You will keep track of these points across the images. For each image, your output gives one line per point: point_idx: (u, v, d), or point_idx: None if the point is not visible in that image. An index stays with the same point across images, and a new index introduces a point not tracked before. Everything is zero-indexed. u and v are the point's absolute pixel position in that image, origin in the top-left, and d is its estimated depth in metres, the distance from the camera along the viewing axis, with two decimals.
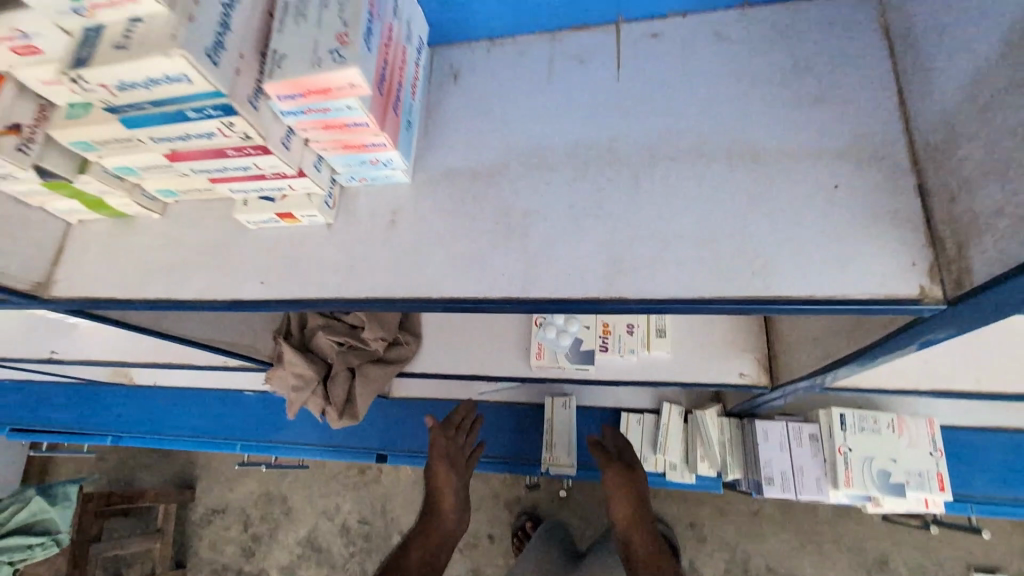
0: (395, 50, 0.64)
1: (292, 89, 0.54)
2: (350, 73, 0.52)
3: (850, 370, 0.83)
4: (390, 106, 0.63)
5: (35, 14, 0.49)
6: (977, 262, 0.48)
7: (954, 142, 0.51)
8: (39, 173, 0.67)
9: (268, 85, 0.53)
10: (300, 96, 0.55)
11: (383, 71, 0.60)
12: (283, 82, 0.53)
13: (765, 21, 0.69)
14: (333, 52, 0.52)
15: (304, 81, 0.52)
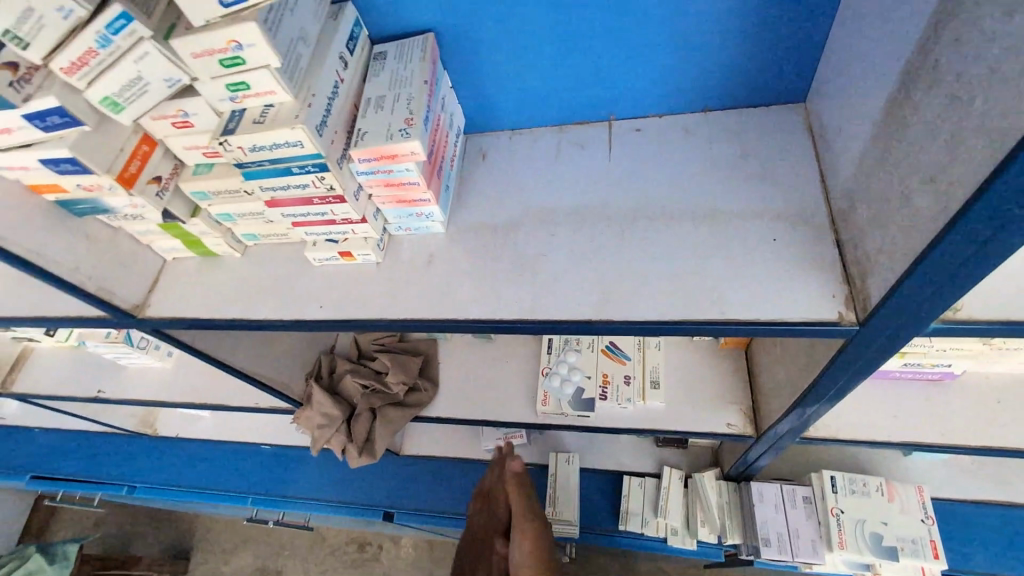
0: (442, 133, 0.86)
1: (369, 155, 0.74)
2: (413, 144, 0.73)
3: (815, 408, 0.95)
4: (435, 172, 0.84)
5: (203, 100, 0.71)
6: (873, 289, 0.64)
7: (852, 204, 0.69)
8: (163, 214, 0.87)
9: (354, 151, 0.74)
10: (374, 159, 0.76)
11: (433, 146, 0.82)
12: (365, 149, 0.73)
13: (722, 121, 0.91)
14: (402, 130, 0.74)
15: (380, 149, 0.73)
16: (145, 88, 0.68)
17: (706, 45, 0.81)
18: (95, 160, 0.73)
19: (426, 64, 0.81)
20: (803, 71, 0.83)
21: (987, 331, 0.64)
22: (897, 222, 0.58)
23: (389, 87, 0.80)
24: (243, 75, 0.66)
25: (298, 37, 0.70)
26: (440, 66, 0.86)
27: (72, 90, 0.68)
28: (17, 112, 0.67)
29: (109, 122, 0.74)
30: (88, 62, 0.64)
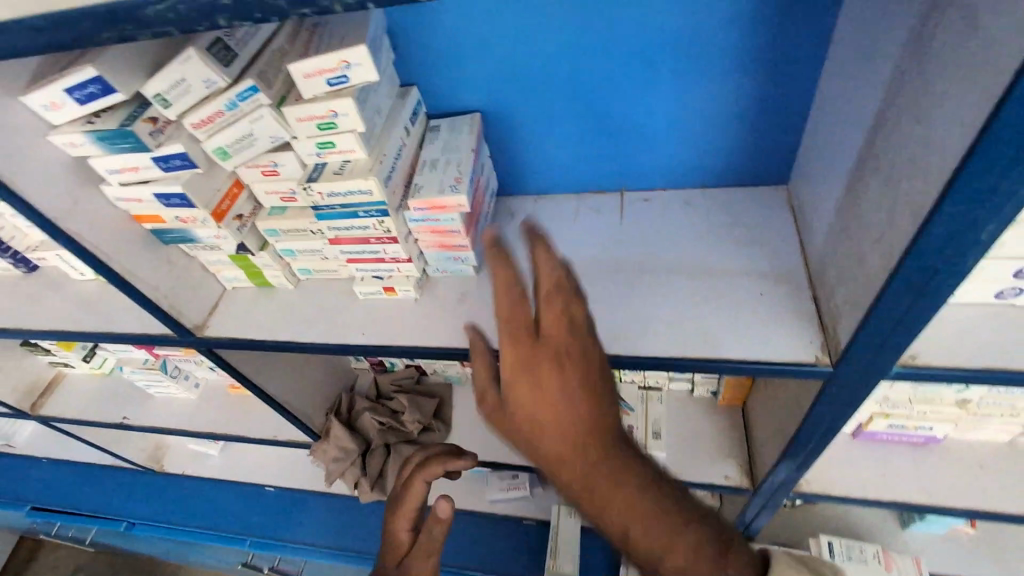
0: (480, 192, 1.02)
1: (424, 205, 0.90)
2: (460, 199, 0.89)
3: (804, 455, 1.04)
4: (473, 223, 1.00)
5: (294, 153, 0.88)
6: (842, 335, 0.76)
7: (824, 265, 0.83)
8: (237, 246, 1.01)
9: (411, 201, 0.90)
10: (427, 209, 0.91)
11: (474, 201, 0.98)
12: (422, 200, 0.89)
13: (718, 196, 1.05)
14: (452, 187, 0.90)
15: (434, 200, 0.89)
16: (252, 142, 0.85)
17: (704, 133, 0.98)
18: (200, 197, 0.89)
19: (473, 138, 0.98)
20: (785, 158, 0.99)
21: (940, 376, 0.75)
22: (857, 277, 0.71)
23: (442, 153, 0.97)
24: (332, 136, 0.83)
25: (376, 110, 0.87)
26: (484, 139, 1.03)
27: (195, 140, 0.85)
28: (149, 155, 0.83)
29: (214, 167, 0.91)
30: (214, 120, 0.81)
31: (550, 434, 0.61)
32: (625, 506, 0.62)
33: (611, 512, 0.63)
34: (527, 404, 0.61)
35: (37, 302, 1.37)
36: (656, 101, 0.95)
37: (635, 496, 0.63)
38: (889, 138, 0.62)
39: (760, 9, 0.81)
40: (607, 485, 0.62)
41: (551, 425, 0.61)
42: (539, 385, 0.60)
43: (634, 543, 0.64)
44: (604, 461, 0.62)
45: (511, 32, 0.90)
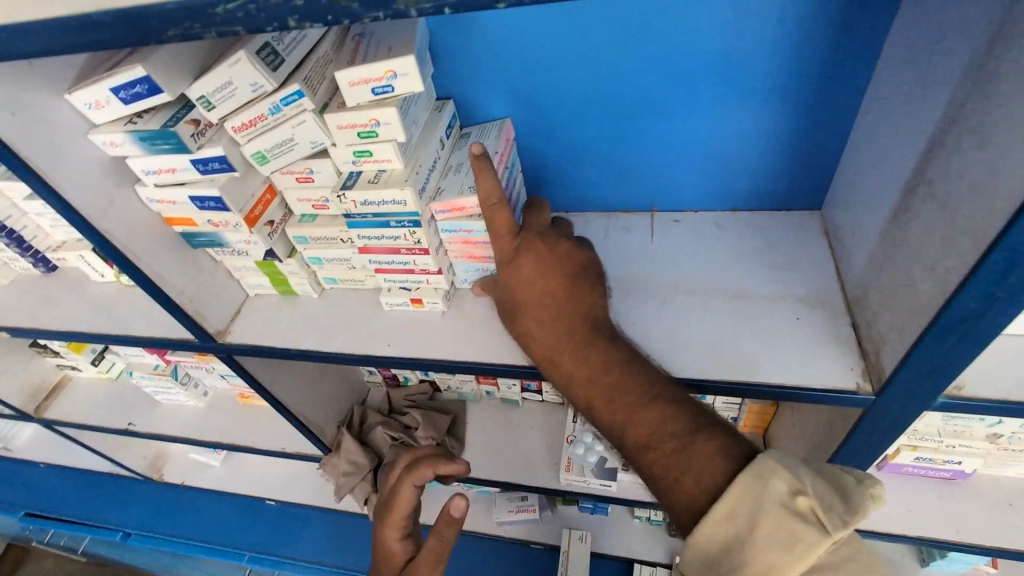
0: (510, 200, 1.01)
1: (445, 207, 0.89)
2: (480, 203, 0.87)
3: None
4: None
5: (330, 161, 0.88)
6: (885, 362, 0.75)
7: (864, 292, 0.82)
8: (265, 252, 1.00)
9: (432, 202, 0.89)
10: (449, 212, 0.90)
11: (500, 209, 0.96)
12: (443, 202, 0.88)
13: (750, 219, 1.05)
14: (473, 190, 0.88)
15: (455, 203, 0.88)
16: (291, 147, 0.84)
17: (738, 155, 0.98)
18: (234, 201, 0.88)
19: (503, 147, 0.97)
20: (820, 184, 0.99)
21: (986, 408, 0.73)
22: (904, 303, 0.70)
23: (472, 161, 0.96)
24: (372, 145, 0.83)
25: (415, 120, 0.87)
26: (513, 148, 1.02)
27: (234, 144, 0.85)
28: (188, 156, 0.83)
29: (249, 172, 0.90)
30: (256, 123, 0.81)
31: (544, 321, 0.85)
32: (612, 394, 0.76)
33: (599, 404, 0.77)
34: (524, 300, 0.87)
35: (54, 303, 1.35)
36: (692, 121, 0.95)
37: (621, 390, 0.76)
38: (944, 164, 0.61)
39: (803, 36, 0.82)
40: (593, 368, 0.79)
41: (542, 317, 0.85)
42: (536, 283, 0.86)
43: (628, 441, 0.72)
44: (588, 341, 0.82)
45: (552, 50, 0.91)
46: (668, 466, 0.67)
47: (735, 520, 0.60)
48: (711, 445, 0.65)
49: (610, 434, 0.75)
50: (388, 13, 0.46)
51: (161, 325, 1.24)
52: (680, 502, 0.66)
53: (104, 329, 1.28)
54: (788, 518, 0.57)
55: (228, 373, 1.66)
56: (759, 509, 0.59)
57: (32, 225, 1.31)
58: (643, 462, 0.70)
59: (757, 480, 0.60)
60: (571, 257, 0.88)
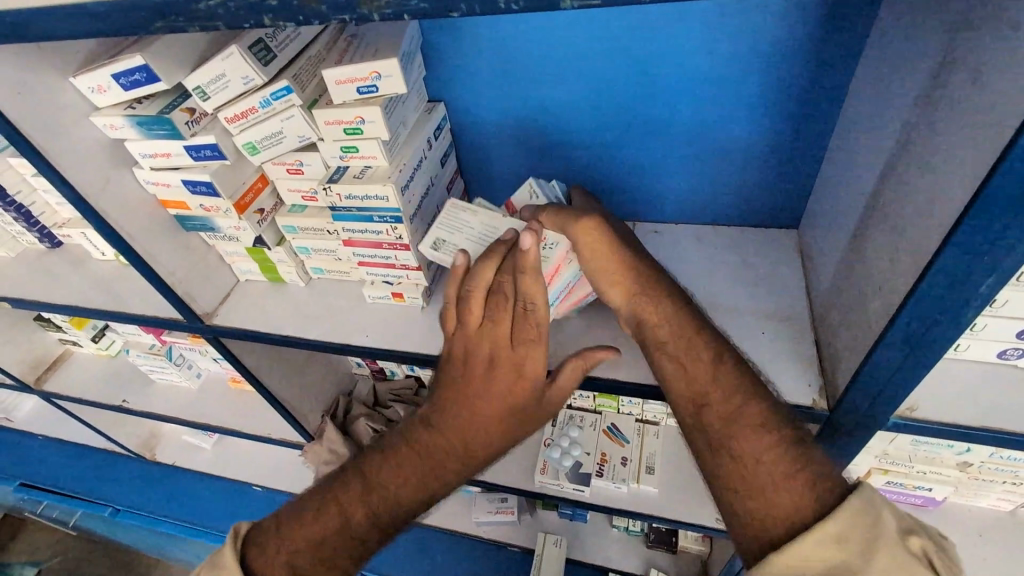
0: None
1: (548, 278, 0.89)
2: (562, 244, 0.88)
3: None
4: None
5: (318, 155, 0.91)
6: (840, 380, 0.77)
7: (826, 310, 0.84)
8: (255, 239, 1.04)
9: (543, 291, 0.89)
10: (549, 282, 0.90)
11: None
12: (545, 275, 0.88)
13: (728, 234, 1.07)
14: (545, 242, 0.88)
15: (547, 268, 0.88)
16: (280, 139, 0.88)
17: (720, 170, 1.00)
18: (225, 188, 0.92)
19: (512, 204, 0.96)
20: (797, 203, 1.01)
21: (937, 431, 0.75)
22: (858, 323, 0.71)
23: (479, 220, 0.91)
24: (357, 141, 0.86)
25: (401, 120, 0.90)
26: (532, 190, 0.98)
27: (227, 134, 0.89)
28: (182, 143, 0.87)
29: (242, 161, 0.94)
30: (247, 115, 0.85)
31: (654, 282, 0.85)
32: (725, 372, 0.75)
33: (727, 363, 0.75)
34: (612, 260, 0.86)
35: (56, 277, 1.40)
36: (675, 137, 0.97)
37: (734, 374, 0.74)
38: (897, 189, 0.63)
39: (782, 59, 0.83)
40: (704, 345, 0.77)
41: (651, 277, 0.85)
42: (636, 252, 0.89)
43: (741, 416, 0.71)
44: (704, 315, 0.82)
45: (540, 61, 0.94)
46: (777, 463, 0.67)
47: (844, 545, 0.59)
48: (820, 463, 0.67)
49: (718, 400, 0.73)
50: (354, 16, 0.50)
51: (155, 305, 1.28)
52: (781, 503, 0.64)
53: (100, 304, 1.32)
54: (906, 557, 0.57)
55: (220, 356, 1.70)
56: (875, 539, 0.58)
57: (40, 202, 1.37)
58: (743, 447, 0.69)
59: (870, 513, 0.59)
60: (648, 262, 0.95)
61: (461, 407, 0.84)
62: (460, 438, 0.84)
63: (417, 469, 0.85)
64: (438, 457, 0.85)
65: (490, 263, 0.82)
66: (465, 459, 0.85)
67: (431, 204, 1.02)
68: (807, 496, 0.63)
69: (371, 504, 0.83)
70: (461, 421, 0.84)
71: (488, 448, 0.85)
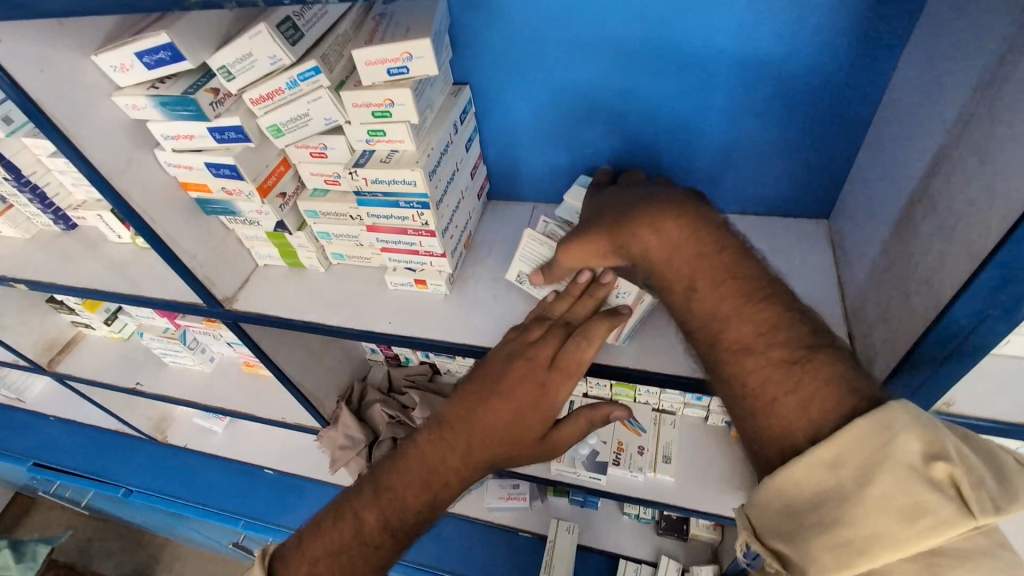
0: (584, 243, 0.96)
1: None
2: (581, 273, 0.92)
3: None
4: None
5: (344, 138, 0.89)
6: (877, 373, 0.75)
7: (862, 303, 0.82)
8: (276, 224, 1.03)
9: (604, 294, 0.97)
10: None
11: None
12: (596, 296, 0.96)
13: (758, 222, 1.05)
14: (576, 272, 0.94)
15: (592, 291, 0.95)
16: (306, 122, 0.86)
17: (752, 158, 0.98)
18: (249, 171, 0.90)
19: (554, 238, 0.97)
20: (829, 192, 0.99)
21: (973, 426, 0.74)
22: (899, 316, 0.70)
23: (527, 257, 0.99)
24: (385, 124, 0.84)
25: (429, 103, 0.88)
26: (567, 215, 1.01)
27: (252, 115, 0.87)
28: (206, 124, 0.85)
29: (265, 144, 0.92)
30: (273, 97, 0.83)
31: (621, 224, 0.77)
32: (717, 285, 0.67)
33: (702, 289, 0.68)
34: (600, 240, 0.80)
35: (71, 260, 1.39)
36: (707, 123, 0.95)
37: (727, 285, 0.66)
38: (950, 179, 0.61)
39: (825, 43, 0.81)
40: (690, 261, 0.70)
41: (619, 226, 0.77)
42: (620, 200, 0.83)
43: (722, 341, 0.64)
44: (676, 235, 0.71)
45: (571, 43, 0.91)
46: (769, 383, 0.59)
47: (839, 471, 0.52)
48: (833, 375, 0.57)
49: (698, 329, 0.68)
50: None
51: (173, 289, 1.27)
52: (771, 425, 0.58)
53: (116, 288, 1.31)
54: (915, 482, 0.48)
55: (235, 341, 1.70)
56: (878, 462, 0.50)
57: (55, 183, 1.35)
58: (735, 369, 0.62)
59: (884, 434, 0.50)
60: (657, 184, 0.83)
61: (476, 410, 0.78)
62: (473, 442, 0.77)
63: (425, 472, 0.76)
64: (441, 458, 0.77)
65: (560, 304, 0.87)
66: (473, 465, 0.78)
67: (456, 189, 1.00)
68: (808, 423, 0.55)
69: (383, 508, 0.75)
70: (478, 424, 0.77)
71: (498, 452, 0.78)
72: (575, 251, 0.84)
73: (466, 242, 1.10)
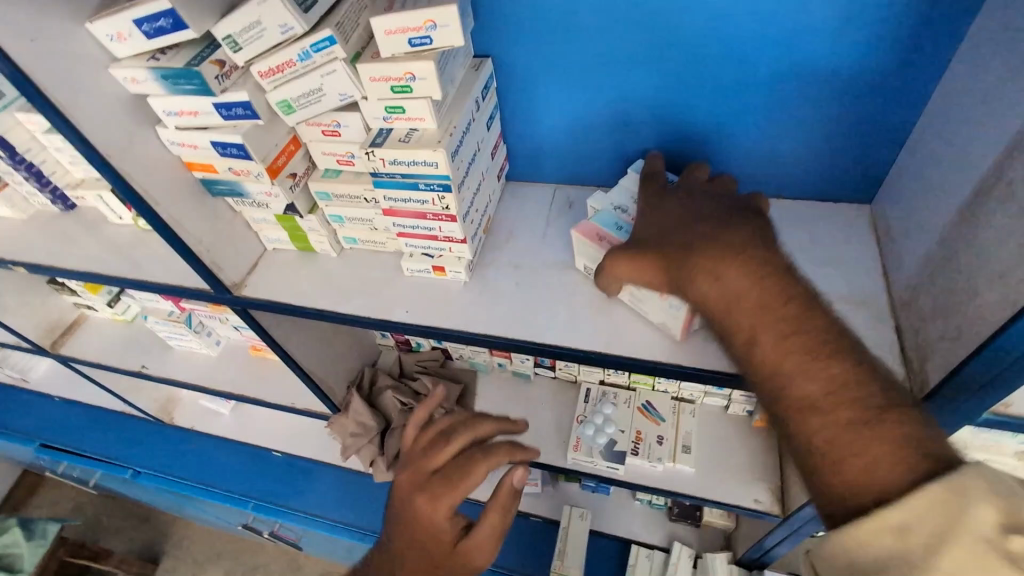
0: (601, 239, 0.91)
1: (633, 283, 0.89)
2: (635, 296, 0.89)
3: None
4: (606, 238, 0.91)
5: (359, 115, 0.83)
6: (932, 371, 0.71)
7: (915, 295, 0.77)
8: (287, 206, 0.97)
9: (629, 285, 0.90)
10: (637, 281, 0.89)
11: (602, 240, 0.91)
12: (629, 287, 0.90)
13: (795, 207, 0.99)
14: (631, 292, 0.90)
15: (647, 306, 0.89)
16: (319, 97, 0.80)
17: (793, 140, 0.92)
18: (257, 150, 0.85)
19: (621, 237, 0.90)
20: (875, 175, 0.93)
21: None
22: (964, 311, 0.65)
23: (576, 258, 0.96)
24: (405, 100, 0.78)
25: (451, 78, 0.82)
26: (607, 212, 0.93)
27: (260, 90, 0.81)
28: (211, 99, 0.80)
29: (274, 121, 0.86)
30: (284, 70, 0.77)
31: (681, 255, 0.71)
32: (790, 330, 0.59)
33: (765, 341, 0.60)
34: (650, 265, 0.75)
35: (70, 241, 1.34)
36: (748, 101, 0.89)
37: (796, 330, 0.59)
38: None
39: (883, 12, 0.74)
40: (763, 300, 0.61)
41: (672, 265, 0.72)
42: (669, 232, 0.76)
43: (785, 398, 0.57)
44: (736, 279, 0.64)
45: (603, 14, 0.84)
46: (833, 442, 0.53)
47: (906, 538, 0.46)
48: (907, 432, 0.51)
49: (758, 380, 0.60)
50: None
51: (178, 273, 1.22)
52: (836, 485, 0.52)
53: (119, 271, 1.26)
54: (994, 560, 0.43)
55: (242, 325, 1.66)
56: (949, 533, 0.45)
57: (51, 160, 1.29)
58: (796, 425, 0.56)
59: (955, 501, 0.45)
60: (719, 207, 0.76)
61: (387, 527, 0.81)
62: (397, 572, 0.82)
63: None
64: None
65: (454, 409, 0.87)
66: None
67: (477, 171, 0.94)
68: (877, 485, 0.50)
69: None
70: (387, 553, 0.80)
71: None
72: (627, 279, 0.79)
73: (485, 227, 1.05)
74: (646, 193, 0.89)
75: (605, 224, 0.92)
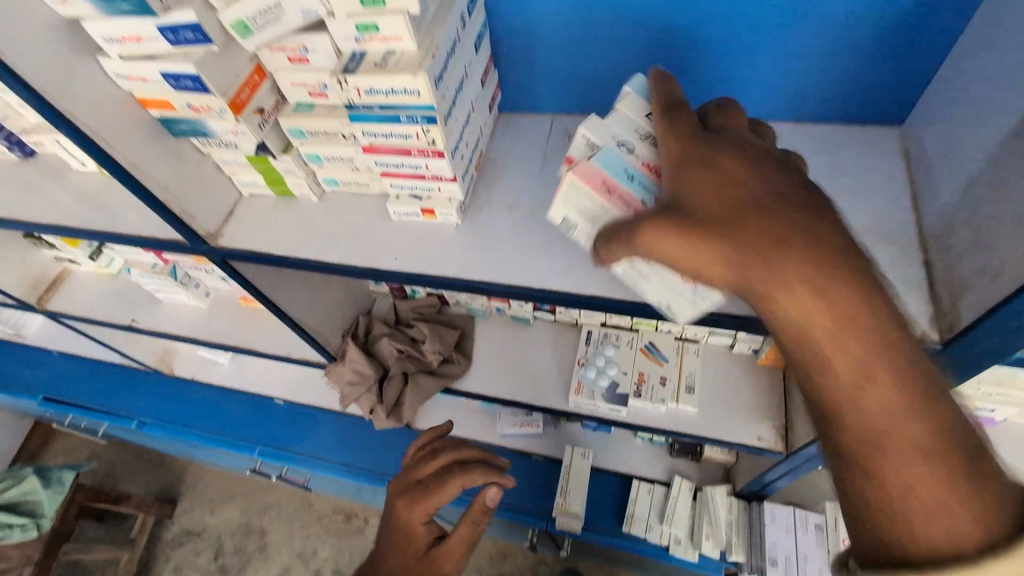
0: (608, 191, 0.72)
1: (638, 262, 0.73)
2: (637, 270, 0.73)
3: None
4: (615, 190, 0.72)
5: (327, 37, 0.73)
6: (966, 310, 0.65)
7: (951, 228, 0.70)
8: (257, 146, 0.88)
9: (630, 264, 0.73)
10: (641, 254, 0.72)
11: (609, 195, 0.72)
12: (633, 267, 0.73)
13: (817, 133, 0.90)
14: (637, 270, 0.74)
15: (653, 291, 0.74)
16: (280, 15, 0.70)
17: (820, 55, 0.81)
18: (214, 82, 0.75)
19: (634, 188, 0.71)
20: (909, 94, 0.83)
21: None
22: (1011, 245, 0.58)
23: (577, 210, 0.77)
24: (378, 16, 0.68)
25: None
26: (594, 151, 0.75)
27: (210, 8, 0.70)
28: (154, 21, 0.69)
29: (231, 46, 0.76)
30: None
31: (755, 250, 0.54)
32: (875, 352, 0.51)
33: (852, 368, 0.51)
34: (707, 250, 0.55)
35: (34, 192, 1.25)
36: (773, 10, 0.77)
37: (884, 356, 0.51)
38: None
39: None
40: (851, 312, 0.51)
41: (740, 258, 0.54)
42: (724, 204, 0.57)
43: (866, 427, 0.51)
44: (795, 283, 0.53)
45: None
46: (920, 483, 0.49)
47: None
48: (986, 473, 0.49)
49: (837, 411, 0.52)
50: None
51: (152, 223, 1.14)
52: (931, 533, 0.48)
53: (89, 223, 1.18)
54: None
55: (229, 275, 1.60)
56: None
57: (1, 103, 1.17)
58: (884, 465, 0.50)
59: None
60: (779, 173, 0.58)
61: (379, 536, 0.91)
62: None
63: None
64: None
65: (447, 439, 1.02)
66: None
67: (465, 100, 0.85)
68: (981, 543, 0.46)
69: None
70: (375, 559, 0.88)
71: None
72: (657, 257, 0.59)
73: (477, 164, 0.96)
74: (682, 129, 0.65)
75: (613, 171, 0.73)
